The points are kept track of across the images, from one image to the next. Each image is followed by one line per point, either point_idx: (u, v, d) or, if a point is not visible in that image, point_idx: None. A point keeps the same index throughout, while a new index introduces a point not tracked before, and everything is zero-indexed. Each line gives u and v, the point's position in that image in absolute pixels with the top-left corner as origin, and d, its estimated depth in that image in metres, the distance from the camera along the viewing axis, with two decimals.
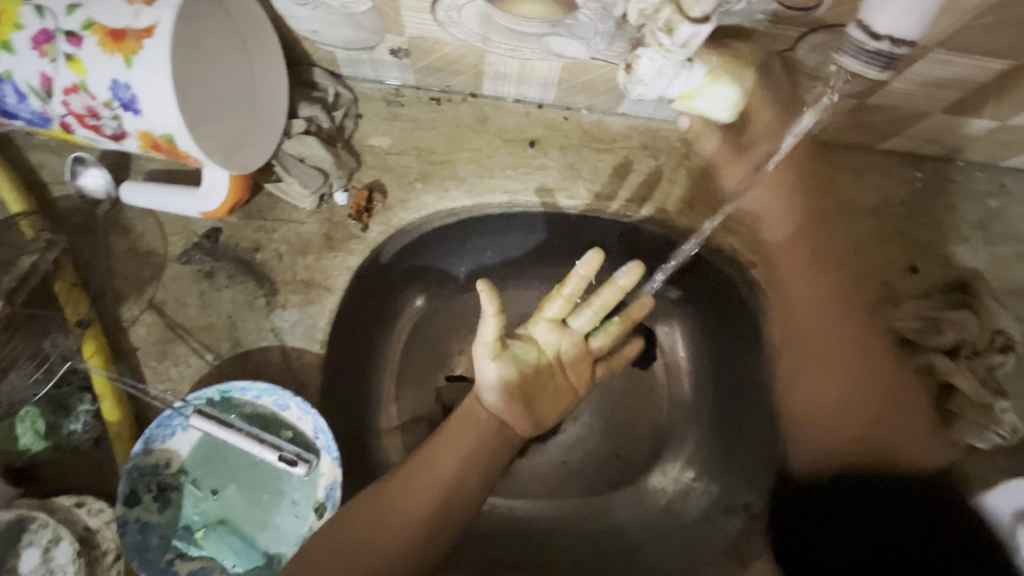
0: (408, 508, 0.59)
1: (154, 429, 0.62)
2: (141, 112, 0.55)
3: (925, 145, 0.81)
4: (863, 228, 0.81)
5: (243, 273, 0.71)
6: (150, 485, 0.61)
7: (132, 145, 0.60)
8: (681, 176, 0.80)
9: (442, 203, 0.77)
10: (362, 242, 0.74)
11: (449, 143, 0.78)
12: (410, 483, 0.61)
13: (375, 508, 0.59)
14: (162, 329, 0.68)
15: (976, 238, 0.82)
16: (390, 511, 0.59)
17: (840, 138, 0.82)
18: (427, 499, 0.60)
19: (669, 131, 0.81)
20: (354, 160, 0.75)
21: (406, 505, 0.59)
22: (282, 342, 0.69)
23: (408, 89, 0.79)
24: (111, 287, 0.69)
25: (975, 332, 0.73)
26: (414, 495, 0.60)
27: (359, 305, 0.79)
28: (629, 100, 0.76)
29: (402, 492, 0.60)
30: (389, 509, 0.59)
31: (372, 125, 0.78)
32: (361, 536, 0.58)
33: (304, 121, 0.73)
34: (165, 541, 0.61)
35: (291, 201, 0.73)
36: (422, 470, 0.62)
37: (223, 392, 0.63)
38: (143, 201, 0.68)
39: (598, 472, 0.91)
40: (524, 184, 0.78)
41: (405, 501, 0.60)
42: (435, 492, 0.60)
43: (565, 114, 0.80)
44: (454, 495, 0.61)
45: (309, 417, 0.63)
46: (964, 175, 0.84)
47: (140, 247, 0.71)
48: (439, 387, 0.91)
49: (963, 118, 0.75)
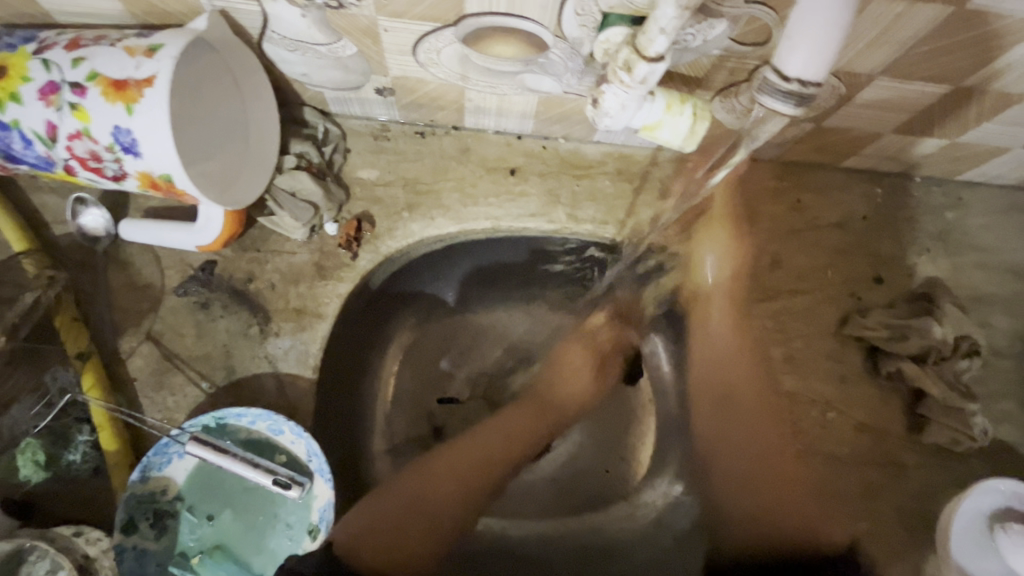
0: (458, 476, 0.76)
1: (152, 457, 0.64)
2: (141, 154, 0.58)
3: (883, 163, 0.86)
4: (829, 242, 0.85)
5: (237, 303, 0.74)
6: (147, 512, 0.63)
7: (131, 185, 0.63)
8: (654, 199, 0.84)
9: (428, 230, 0.80)
10: (352, 270, 0.77)
11: (434, 173, 0.82)
12: (460, 456, 0.77)
13: (432, 472, 0.75)
14: (159, 360, 0.71)
15: (936, 248, 0.86)
16: (443, 475, 0.75)
17: (803, 159, 0.87)
18: (477, 462, 0.78)
19: (643, 156, 0.86)
20: (343, 193, 0.79)
21: (457, 472, 0.76)
22: (276, 368, 0.72)
23: (394, 124, 0.83)
24: (109, 321, 0.72)
25: (941, 339, 0.76)
26: (465, 460, 0.77)
27: (351, 330, 0.82)
28: (602, 130, 0.81)
29: (455, 461, 0.77)
30: (443, 476, 0.75)
31: (360, 159, 0.82)
32: (420, 497, 0.72)
33: (295, 157, 0.77)
34: (161, 568, 0.62)
35: (283, 232, 0.76)
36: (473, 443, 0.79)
37: (219, 418, 0.65)
38: (141, 236, 0.71)
39: (591, 488, 0.93)
40: (507, 211, 0.82)
41: (457, 470, 0.76)
42: (483, 460, 0.79)
43: (544, 143, 0.85)
44: (499, 459, 0.80)
45: (302, 441, 0.65)
46: (922, 189, 0.89)
47: (137, 281, 0.73)
48: (431, 409, 0.94)
49: (915, 138, 0.80)
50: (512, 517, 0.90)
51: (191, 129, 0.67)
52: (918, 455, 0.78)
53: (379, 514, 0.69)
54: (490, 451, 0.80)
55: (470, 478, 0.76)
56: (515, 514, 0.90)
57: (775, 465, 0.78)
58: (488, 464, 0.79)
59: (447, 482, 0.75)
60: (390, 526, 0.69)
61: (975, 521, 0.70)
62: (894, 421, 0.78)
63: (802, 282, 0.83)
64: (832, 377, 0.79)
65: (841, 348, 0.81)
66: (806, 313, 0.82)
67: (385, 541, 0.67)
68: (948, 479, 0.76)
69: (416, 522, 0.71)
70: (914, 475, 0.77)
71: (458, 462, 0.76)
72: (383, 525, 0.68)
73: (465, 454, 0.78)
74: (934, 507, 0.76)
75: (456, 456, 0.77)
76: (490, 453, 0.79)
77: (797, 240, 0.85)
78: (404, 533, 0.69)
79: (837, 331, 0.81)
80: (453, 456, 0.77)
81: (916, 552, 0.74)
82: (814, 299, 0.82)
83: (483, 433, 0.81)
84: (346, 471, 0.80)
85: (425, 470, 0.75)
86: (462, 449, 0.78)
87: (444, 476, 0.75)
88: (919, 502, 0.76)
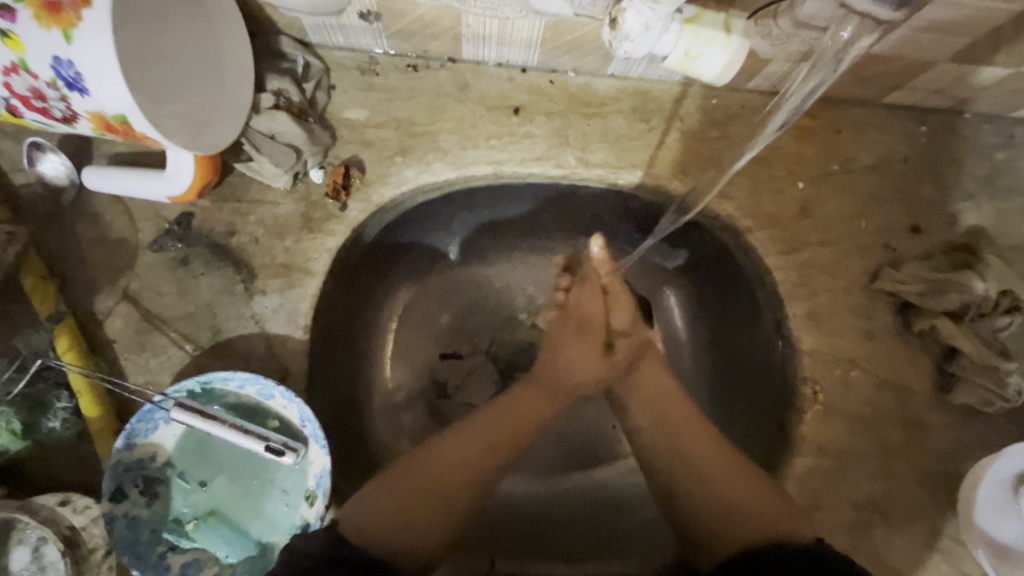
0: (475, 450, 0.68)
1: (136, 424, 0.60)
2: (88, 91, 0.51)
3: (931, 97, 0.77)
4: (865, 187, 0.77)
5: (219, 259, 0.68)
6: (137, 479, 0.60)
7: (85, 128, 0.56)
8: (674, 140, 0.76)
9: (423, 177, 0.73)
10: (341, 221, 0.70)
11: (428, 112, 0.74)
12: (481, 426, 0.70)
13: (446, 447, 0.67)
14: (138, 320, 0.66)
15: (982, 194, 0.78)
16: (460, 449, 0.68)
17: (840, 93, 0.78)
18: (500, 436, 0.71)
19: (661, 92, 0.76)
20: (329, 136, 0.71)
21: (460, 444, 0.68)
22: (263, 328, 0.67)
23: (383, 56, 0.74)
24: (82, 279, 0.66)
25: (981, 295, 0.70)
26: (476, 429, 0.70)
27: (347, 286, 0.77)
28: (617, 60, 0.72)
29: (474, 434, 0.69)
30: (448, 448, 0.67)
31: (346, 97, 0.73)
32: (432, 473, 0.65)
33: (272, 95, 0.68)
34: (156, 534, 0.60)
35: (263, 180, 0.69)
36: (496, 413, 0.73)
37: (204, 383, 0.61)
38: (106, 186, 0.64)
39: (598, 445, 0.90)
40: (510, 155, 0.74)
41: (478, 442, 0.69)
42: (504, 432, 0.71)
43: (551, 77, 0.76)
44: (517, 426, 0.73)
45: (294, 406, 0.61)
46: (971, 128, 0.80)
47: (109, 235, 0.68)
48: (433, 365, 0.91)
49: (974, 67, 0.70)
50: (518, 475, 0.87)
51: (164, 60, 0.58)
52: (947, 416, 0.73)
53: (393, 489, 0.63)
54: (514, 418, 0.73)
55: (489, 452, 0.69)
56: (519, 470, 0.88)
57: (791, 426, 0.74)
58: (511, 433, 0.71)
59: (463, 456, 0.67)
60: (402, 502, 0.62)
61: (1000, 482, 0.67)
62: (922, 380, 0.74)
63: (832, 232, 0.76)
64: (859, 334, 0.74)
65: (871, 304, 0.75)
66: (836, 265, 0.75)
67: (395, 519, 0.60)
68: (975, 439, 0.73)
69: (427, 501, 0.63)
70: (940, 436, 0.73)
71: (477, 436, 0.69)
72: (393, 500, 0.62)
73: (487, 425, 0.71)
74: (958, 469, 0.72)
75: (477, 429, 0.70)
76: (498, 416, 0.72)
77: (830, 185, 0.77)
78: (416, 513, 0.62)
79: (868, 285, 0.75)
80: (470, 428, 0.70)
81: (936, 515, 0.71)
82: (844, 251, 0.76)
83: (502, 406, 0.74)
84: (348, 431, 0.77)
85: (440, 445, 0.68)
86: (483, 421, 0.71)
87: (451, 447, 0.67)
88: (942, 464, 0.72)
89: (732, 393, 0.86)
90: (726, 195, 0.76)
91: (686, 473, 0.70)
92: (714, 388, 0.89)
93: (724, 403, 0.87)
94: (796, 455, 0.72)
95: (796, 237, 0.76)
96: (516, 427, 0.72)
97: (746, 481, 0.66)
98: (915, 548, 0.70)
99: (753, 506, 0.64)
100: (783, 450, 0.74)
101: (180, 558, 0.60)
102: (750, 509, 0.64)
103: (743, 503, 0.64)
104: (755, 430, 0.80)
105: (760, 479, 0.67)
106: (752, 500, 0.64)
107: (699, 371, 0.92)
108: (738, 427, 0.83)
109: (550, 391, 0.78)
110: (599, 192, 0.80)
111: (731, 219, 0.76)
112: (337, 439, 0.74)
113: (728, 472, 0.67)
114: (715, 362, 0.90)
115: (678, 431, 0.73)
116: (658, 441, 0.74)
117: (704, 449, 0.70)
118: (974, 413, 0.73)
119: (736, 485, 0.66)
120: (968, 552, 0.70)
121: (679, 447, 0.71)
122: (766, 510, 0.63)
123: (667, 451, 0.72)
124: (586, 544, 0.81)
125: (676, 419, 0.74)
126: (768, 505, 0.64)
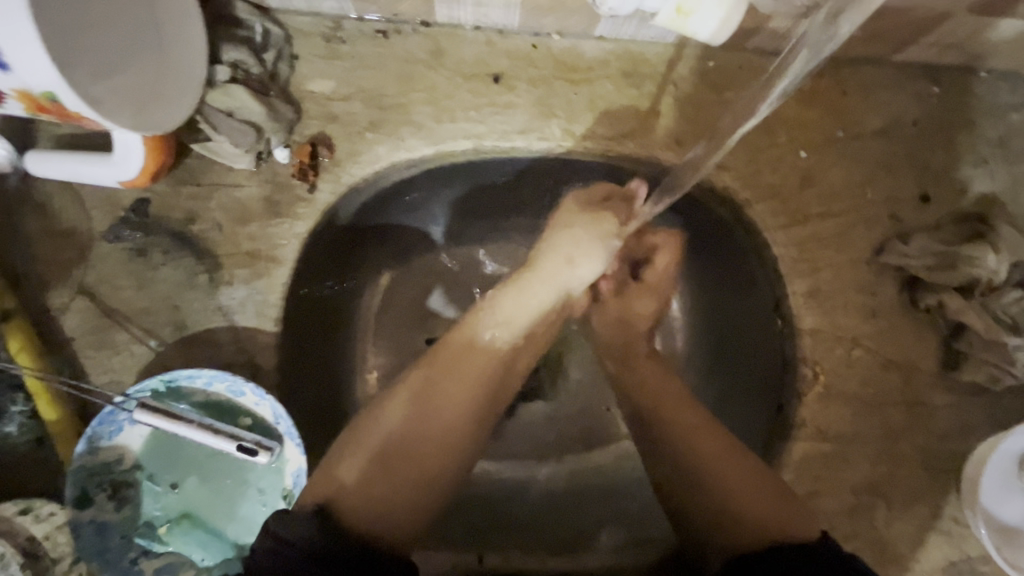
0: (444, 417, 0.62)
1: (97, 427, 0.57)
2: (8, 67, 0.45)
3: (944, 54, 0.71)
4: (871, 154, 0.72)
5: (179, 248, 0.63)
6: (102, 484, 0.57)
7: (15, 108, 0.51)
8: (667, 107, 0.70)
9: (397, 153, 0.68)
10: (310, 204, 0.66)
11: (400, 83, 0.68)
12: (427, 384, 0.63)
13: (397, 412, 0.61)
14: (95, 316, 0.62)
15: (996, 159, 0.73)
16: (412, 413, 0.61)
17: (847, 52, 0.72)
18: (453, 393, 0.63)
19: (653, 54, 0.71)
20: (293, 111, 0.66)
21: (431, 410, 0.61)
22: (231, 321, 0.63)
23: (349, 21, 0.68)
24: (33, 273, 0.62)
25: (993, 266, 0.66)
26: (446, 391, 0.63)
27: (324, 271, 0.73)
28: (605, 20, 0.66)
29: (427, 394, 0.62)
30: (411, 416, 0.61)
31: (310, 68, 0.68)
32: (390, 446, 0.59)
33: (228, 67, 0.63)
34: (126, 540, 0.58)
35: (222, 161, 0.64)
36: (462, 367, 0.65)
37: (169, 381, 0.57)
38: (51, 172, 0.60)
39: (588, 425, 0.88)
40: (491, 127, 0.69)
41: (427, 401, 0.62)
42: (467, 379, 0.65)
43: (533, 41, 0.70)
44: (517, 370, 0.72)
45: (266, 402, 0.58)
46: (986, 87, 0.74)
47: (59, 226, 0.63)
48: (419, 350, 0.88)
49: (992, 19, 0.64)
50: (507, 458, 0.85)
51: (101, 28, 0.52)
52: (952, 395, 0.70)
53: (352, 469, 0.57)
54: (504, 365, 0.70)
55: (447, 411, 0.62)
56: (512, 455, 0.85)
57: (790, 409, 0.71)
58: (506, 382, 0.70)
59: (417, 420, 0.61)
60: (365, 480, 0.57)
61: (1003, 460, 0.65)
62: (927, 358, 0.70)
63: (836, 203, 0.71)
64: (863, 311, 0.70)
65: (875, 279, 0.71)
66: (839, 239, 0.71)
67: (364, 501, 0.55)
68: (981, 418, 0.70)
69: (391, 472, 0.58)
70: (945, 416, 0.70)
71: (428, 398, 0.62)
72: (357, 479, 0.56)
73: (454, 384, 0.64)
74: (962, 448, 0.69)
75: (448, 393, 0.63)
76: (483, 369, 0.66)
77: (833, 152, 0.72)
78: (384, 489, 0.57)
79: (872, 259, 0.71)
80: (418, 389, 0.62)
81: (938, 495, 0.69)
82: (848, 223, 0.71)
83: (463, 351, 0.66)
84: (331, 422, 0.74)
85: (389, 413, 0.61)
86: (430, 375, 0.63)
87: (419, 415, 0.61)
88: (945, 444, 0.69)
89: (728, 373, 0.83)
90: (723, 165, 0.71)
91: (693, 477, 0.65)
92: (712, 369, 0.86)
93: (720, 382, 0.84)
94: (794, 439, 0.69)
95: (797, 209, 0.71)
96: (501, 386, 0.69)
97: (753, 474, 0.63)
98: (915, 529, 0.68)
99: (754, 502, 0.61)
100: (781, 434, 0.71)
101: (153, 563, 0.58)
102: (754, 507, 0.60)
103: (749, 498, 0.61)
104: (753, 413, 0.77)
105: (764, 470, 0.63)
106: (756, 495, 0.61)
107: (695, 349, 0.88)
108: (734, 408, 0.81)
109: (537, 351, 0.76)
110: (587, 164, 0.75)
111: (727, 191, 0.71)
112: (318, 433, 0.71)
113: (729, 454, 0.64)
114: (711, 342, 0.86)
115: (681, 415, 0.69)
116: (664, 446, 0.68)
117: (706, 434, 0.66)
118: (981, 390, 0.70)
119: (744, 479, 0.62)
120: (970, 533, 0.68)
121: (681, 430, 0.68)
122: (768, 502, 0.60)
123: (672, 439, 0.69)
124: (576, 532, 0.78)
125: (682, 400, 0.71)
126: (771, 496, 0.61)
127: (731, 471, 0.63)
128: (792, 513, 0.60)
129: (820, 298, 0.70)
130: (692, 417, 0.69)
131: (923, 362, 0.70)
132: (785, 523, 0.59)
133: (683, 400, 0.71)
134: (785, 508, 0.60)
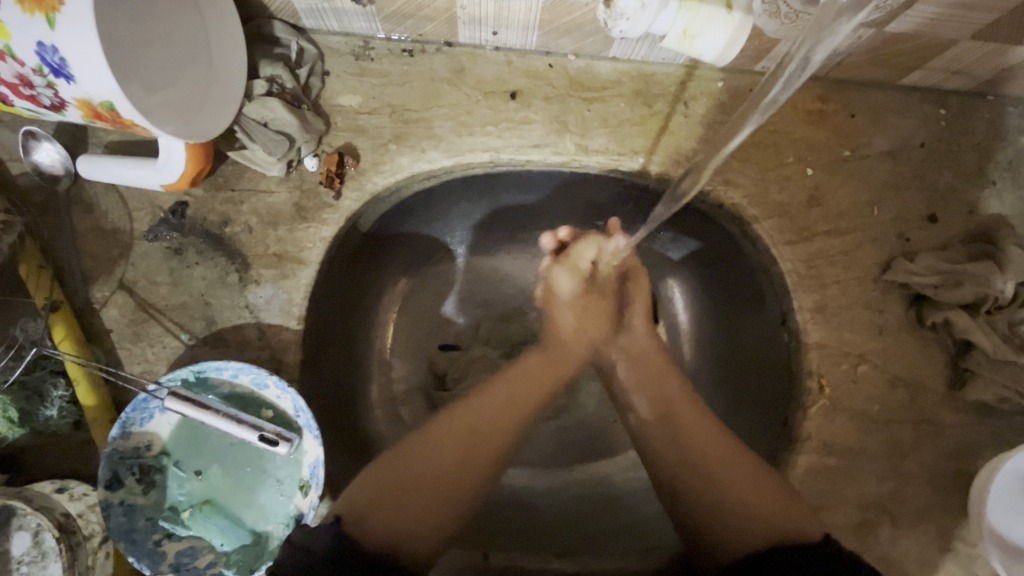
0: (473, 447, 0.65)
1: (131, 413, 0.60)
2: (73, 78, 0.50)
3: (950, 79, 0.74)
4: (878, 173, 0.74)
5: (213, 249, 0.68)
6: (133, 467, 0.61)
7: (74, 115, 0.56)
8: (678, 125, 0.73)
9: (418, 164, 0.72)
10: (335, 211, 0.69)
11: (423, 99, 0.72)
12: (473, 419, 0.67)
13: (438, 442, 0.65)
14: (133, 309, 0.66)
15: (1005, 180, 0.74)
16: (450, 445, 0.65)
17: (854, 75, 0.75)
18: (497, 425, 0.68)
19: (665, 75, 0.74)
20: (323, 123, 0.70)
21: (462, 439, 0.66)
22: (257, 318, 0.66)
23: (378, 41, 0.73)
24: (79, 267, 0.67)
25: (1001, 285, 0.67)
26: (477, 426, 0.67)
27: (346, 275, 0.77)
28: (619, 42, 0.69)
29: (470, 430, 0.67)
30: (439, 442, 0.65)
31: (341, 83, 0.72)
32: (429, 472, 0.62)
33: (265, 81, 0.67)
34: (152, 522, 0.61)
35: (257, 168, 0.68)
36: (493, 401, 0.70)
37: (198, 372, 0.61)
38: (101, 174, 0.65)
39: (599, 435, 0.90)
40: (508, 141, 0.72)
41: (474, 432, 0.66)
42: (502, 423, 0.68)
43: (550, 60, 0.74)
44: (532, 388, 0.73)
45: (288, 396, 0.61)
46: (994, 111, 0.76)
47: (104, 225, 0.68)
48: (433, 355, 0.91)
49: (996, 45, 0.66)
50: (517, 464, 0.87)
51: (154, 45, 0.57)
52: (961, 414, 0.70)
53: (388, 481, 0.61)
54: (523, 390, 0.72)
55: (484, 446, 0.66)
56: (520, 461, 0.88)
57: (796, 422, 0.71)
58: (524, 402, 0.71)
59: (458, 452, 0.65)
60: (399, 497, 0.60)
61: (1011, 479, 0.65)
62: (934, 375, 0.71)
63: (843, 221, 0.73)
64: (870, 327, 0.71)
65: (882, 296, 0.72)
66: (846, 255, 0.72)
67: (393, 512, 0.58)
68: (990, 436, 0.70)
69: (421, 493, 0.61)
70: (953, 434, 0.70)
71: (469, 433, 0.66)
72: (388, 496, 0.59)
73: (483, 416, 0.68)
74: (970, 467, 0.70)
75: (476, 423, 0.67)
76: (505, 401, 0.70)
77: (841, 171, 0.74)
78: (410, 508, 0.59)
79: (879, 276, 0.72)
80: (464, 421, 0.67)
81: (945, 514, 0.69)
82: (855, 239, 0.73)
83: (498, 390, 0.71)
84: (348, 420, 0.77)
85: (431, 439, 0.65)
86: (474, 412, 0.68)
87: (447, 443, 0.65)
88: (952, 462, 0.70)
89: (736, 387, 0.84)
90: (732, 182, 0.73)
91: (692, 474, 0.67)
92: (718, 381, 0.88)
93: (727, 394, 0.86)
94: (799, 451, 0.70)
95: (803, 225, 0.73)
96: (518, 404, 0.71)
97: (754, 479, 0.63)
98: (921, 546, 0.68)
99: (753, 507, 0.61)
100: (786, 446, 0.72)
101: (176, 545, 0.60)
102: (752, 506, 0.62)
103: (746, 500, 0.62)
104: (759, 426, 0.78)
105: (764, 472, 0.64)
106: (757, 496, 0.62)
107: (703, 362, 0.90)
108: (742, 420, 0.82)
109: (551, 360, 0.77)
110: (600, 179, 0.78)
111: (736, 207, 0.73)
112: (336, 429, 0.74)
113: (735, 463, 0.65)
114: (719, 355, 0.88)
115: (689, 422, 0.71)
116: (662, 448, 0.70)
117: (713, 442, 0.68)
118: (989, 408, 0.70)
119: (743, 484, 0.63)
120: (979, 553, 0.67)
121: (678, 437, 0.70)
122: (768, 508, 0.61)
123: (671, 450, 0.70)
124: (581, 541, 0.78)
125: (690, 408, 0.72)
126: (774, 502, 0.61)
127: (731, 477, 0.64)
128: (793, 516, 0.60)
129: (827, 313, 0.71)
130: (695, 424, 0.70)
131: (930, 381, 0.71)
132: (785, 524, 0.59)
133: (696, 410, 0.71)
134: (781, 512, 0.60)
